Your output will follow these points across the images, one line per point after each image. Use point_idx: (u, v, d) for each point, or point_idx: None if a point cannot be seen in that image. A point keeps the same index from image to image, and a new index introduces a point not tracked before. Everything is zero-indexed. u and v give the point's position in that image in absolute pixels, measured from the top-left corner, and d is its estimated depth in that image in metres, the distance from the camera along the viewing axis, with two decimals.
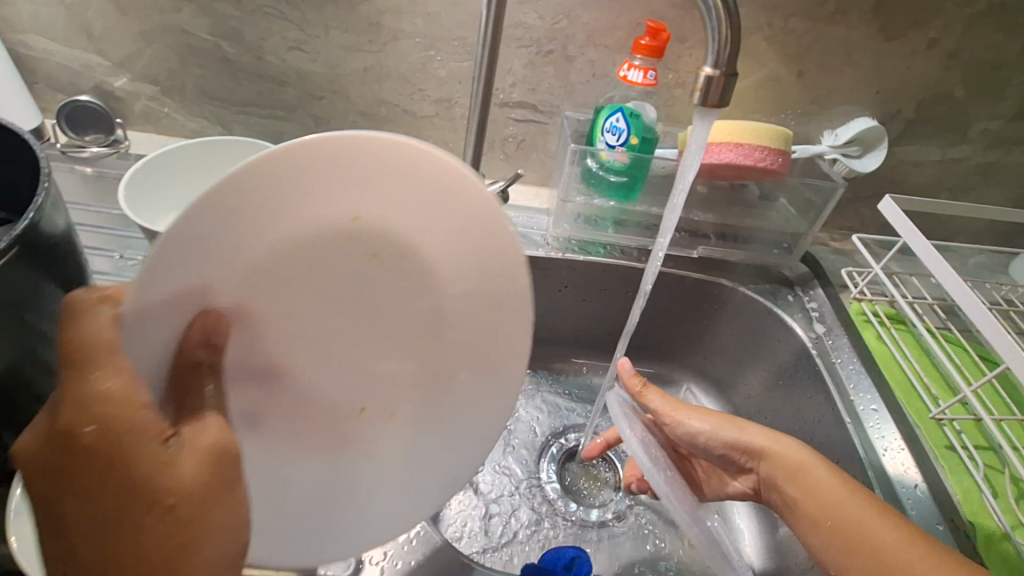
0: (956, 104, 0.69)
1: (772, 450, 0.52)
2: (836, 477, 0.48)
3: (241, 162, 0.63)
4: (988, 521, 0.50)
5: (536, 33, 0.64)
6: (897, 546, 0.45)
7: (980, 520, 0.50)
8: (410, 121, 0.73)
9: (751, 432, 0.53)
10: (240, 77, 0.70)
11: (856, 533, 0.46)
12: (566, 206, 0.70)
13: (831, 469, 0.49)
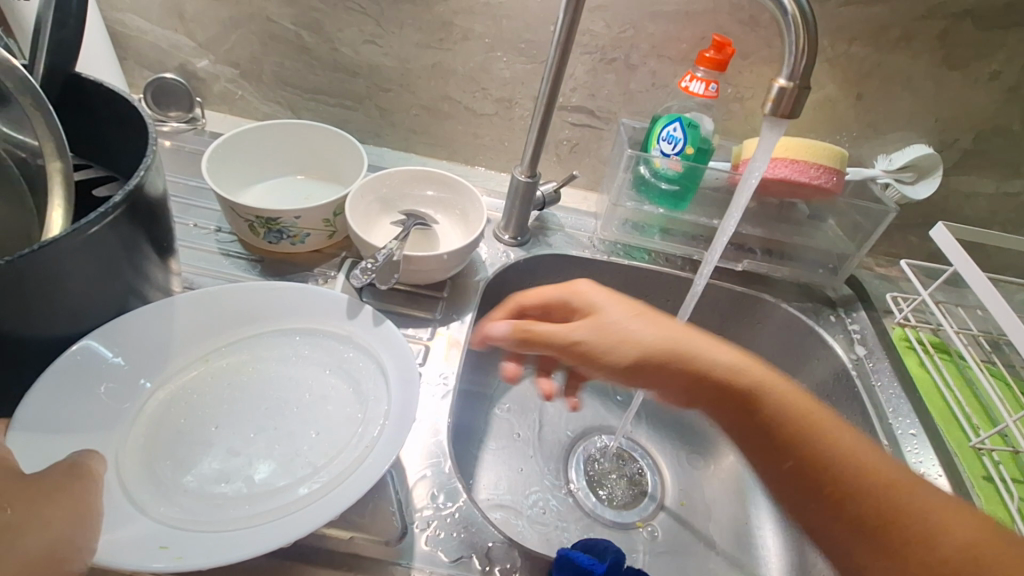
0: (1017, 137, 0.69)
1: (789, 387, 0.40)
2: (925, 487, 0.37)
3: (312, 145, 0.67)
4: None
5: (602, 41, 0.66)
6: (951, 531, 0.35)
7: None
8: (470, 118, 0.76)
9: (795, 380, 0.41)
10: (315, 66, 0.73)
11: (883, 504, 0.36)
12: (615, 210, 0.72)
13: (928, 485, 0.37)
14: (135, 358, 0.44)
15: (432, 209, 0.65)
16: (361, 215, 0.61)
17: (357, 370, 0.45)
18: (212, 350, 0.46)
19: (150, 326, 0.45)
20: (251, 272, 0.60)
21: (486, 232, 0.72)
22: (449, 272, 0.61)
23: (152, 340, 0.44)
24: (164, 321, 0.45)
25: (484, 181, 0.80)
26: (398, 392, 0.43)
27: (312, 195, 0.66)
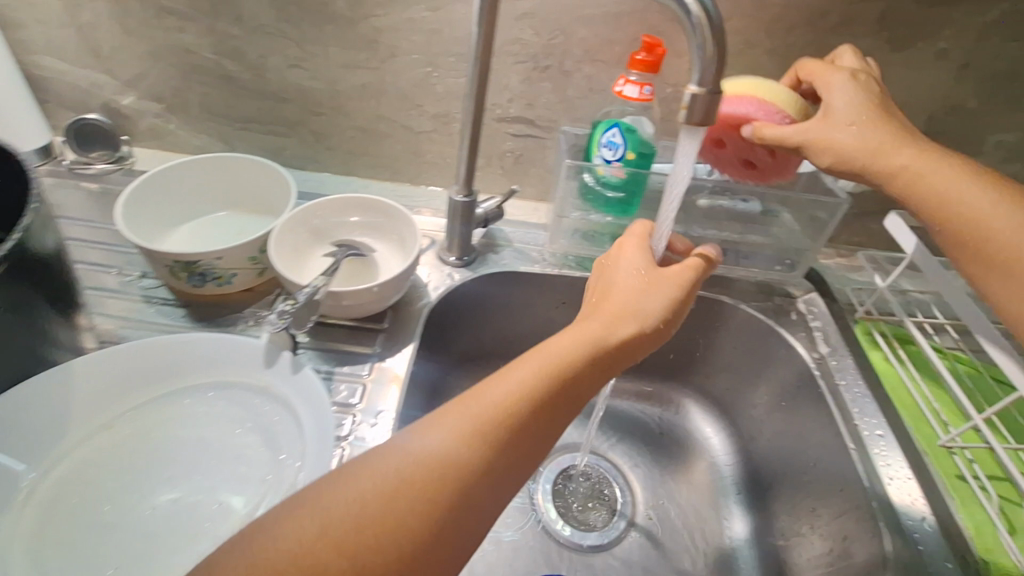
0: (970, 117, 0.66)
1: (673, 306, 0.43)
2: None
3: (240, 179, 0.64)
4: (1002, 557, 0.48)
5: (533, 49, 0.64)
6: None
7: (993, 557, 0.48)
8: (408, 136, 0.73)
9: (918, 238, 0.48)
10: (242, 95, 0.71)
11: None
12: (562, 221, 0.69)
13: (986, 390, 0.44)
14: (24, 444, 0.40)
15: (368, 236, 0.62)
16: (288, 249, 0.57)
17: (272, 424, 0.43)
18: (117, 418, 0.43)
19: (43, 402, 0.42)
20: (179, 319, 0.58)
21: (430, 254, 0.69)
22: (386, 303, 0.58)
23: (46, 416, 0.41)
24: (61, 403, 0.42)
25: (430, 199, 0.77)
26: (311, 447, 0.40)
27: (243, 231, 0.63)
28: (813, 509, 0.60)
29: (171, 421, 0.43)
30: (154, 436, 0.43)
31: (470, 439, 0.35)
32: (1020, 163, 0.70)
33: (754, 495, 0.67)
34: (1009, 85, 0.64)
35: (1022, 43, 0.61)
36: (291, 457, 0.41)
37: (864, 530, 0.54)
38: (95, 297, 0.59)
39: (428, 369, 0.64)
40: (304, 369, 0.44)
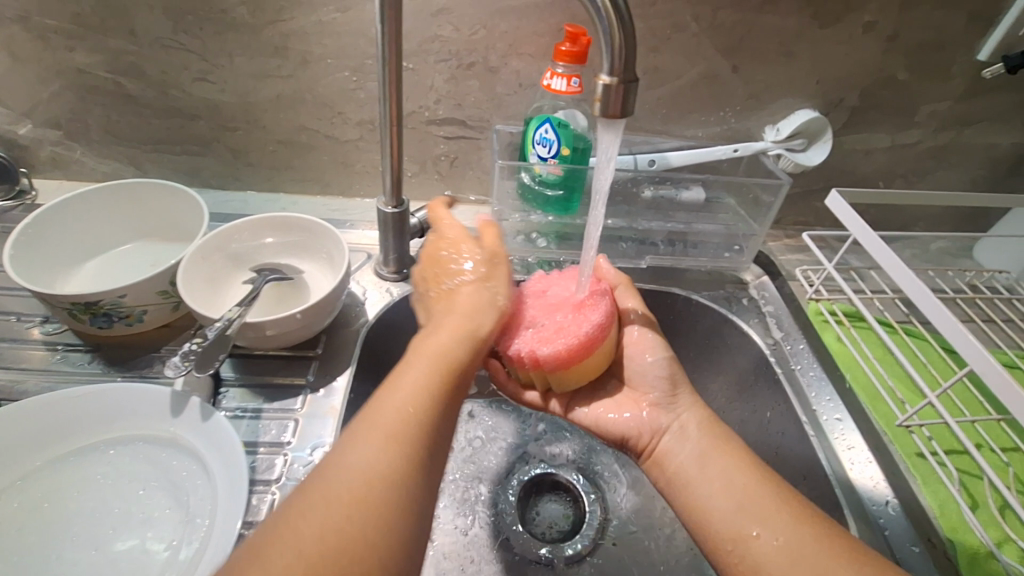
0: (901, 88, 0.66)
1: (741, 483, 0.42)
2: (758, 467, 0.43)
3: (150, 207, 0.60)
4: (970, 537, 0.47)
5: (455, 45, 0.61)
6: None
7: (960, 536, 0.47)
8: (334, 146, 0.69)
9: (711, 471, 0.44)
10: (147, 115, 0.65)
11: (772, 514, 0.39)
12: (503, 225, 0.66)
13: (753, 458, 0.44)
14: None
15: (294, 257, 0.58)
16: (204, 281, 0.53)
17: (183, 480, 0.39)
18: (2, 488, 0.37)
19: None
20: (87, 365, 0.52)
21: (366, 270, 0.65)
22: (316, 329, 0.54)
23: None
24: None
25: (364, 211, 0.73)
26: (225, 501, 0.36)
27: (158, 262, 0.58)
28: None
29: (69, 489, 0.38)
30: (48, 506, 0.37)
31: (432, 389, 0.37)
32: (954, 131, 0.70)
33: None
34: (937, 54, 0.63)
35: (945, 10, 0.60)
36: (202, 513, 0.37)
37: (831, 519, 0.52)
38: None
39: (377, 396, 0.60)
40: (214, 414, 0.40)
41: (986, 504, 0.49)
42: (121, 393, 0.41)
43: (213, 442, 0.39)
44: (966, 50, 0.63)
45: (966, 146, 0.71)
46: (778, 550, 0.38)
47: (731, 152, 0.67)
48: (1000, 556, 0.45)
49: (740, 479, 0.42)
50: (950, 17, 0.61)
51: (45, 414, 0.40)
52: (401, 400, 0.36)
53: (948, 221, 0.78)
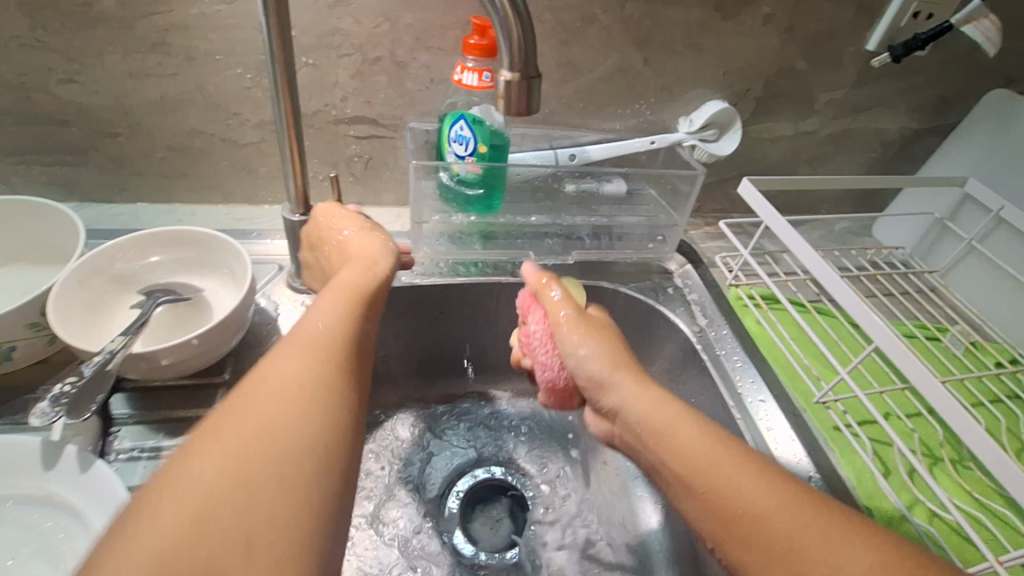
0: (800, 78, 0.69)
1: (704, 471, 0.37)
2: (737, 465, 0.37)
3: (14, 227, 0.53)
4: (884, 502, 0.50)
5: (358, 39, 0.57)
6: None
7: (876, 503, 0.50)
8: (233, 151, 0.63)
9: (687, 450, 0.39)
10: (2, 121, 0.57)
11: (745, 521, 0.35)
12: (423, 227, 0.63)
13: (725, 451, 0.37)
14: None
15: (189, 275, 0.53)
16: (83, 308, 0.47)
17: (59, 545, 0.34)
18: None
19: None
20: None
21: (278, 284, 0.60)
22: (222, 353, 0.49)
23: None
24: None
25: (274, 220, 0.68)
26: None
27: (30, 289, 0.51)
28: None
29: None
30: None
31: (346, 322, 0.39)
32: (849, 118, 0.74)
33: None
34: (829, 45, 0.67)
35: (834, 3, 0.63)
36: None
37: None
38: None
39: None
40: (95, 464, 0.35)
41: (896, 469, 0.52)
42: None
43: (95, 502, 0.34)
44: (855, 41, 0.67)
45: (861, 131, 0.75)
46: (761, 550, 0.34)
47: (649, 144, 0.67)
48: (910, 518, 0.48)
49: (714, 443, 0.38)
50: (838, 9, 0.64)
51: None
52: (314, 327, 0.37)
53: (849, 202, 0.83)
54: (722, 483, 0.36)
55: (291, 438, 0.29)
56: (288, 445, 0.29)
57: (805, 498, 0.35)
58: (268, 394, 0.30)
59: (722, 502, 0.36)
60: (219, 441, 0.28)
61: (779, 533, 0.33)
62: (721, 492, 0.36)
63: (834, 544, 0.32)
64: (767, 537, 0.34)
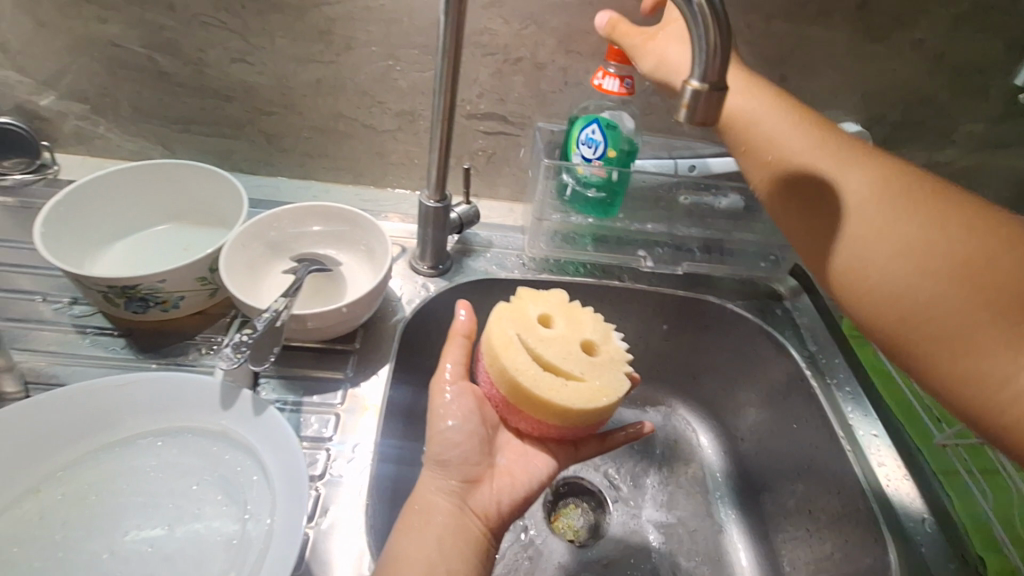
0: (942, 108, 0.66)
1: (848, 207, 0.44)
2: (894, 212, 0.42)
3: (182, 189, 0.58)
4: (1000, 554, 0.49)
5: (504, 39, 0.59)
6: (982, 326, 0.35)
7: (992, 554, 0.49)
8: (371, 136, 0.67)
9: (881, 249, 0.41)
10: (180, 93, 0.63)
11: (931, 325, 0.38)
12: (542, 224, 0.66)
13: (879, 210, 0.42)
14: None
15: (332, 247, 0.57)
16: (246, 269, 0.52)
17: (237, 477, 0.37)
18: (44, 479, 0.36)
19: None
20: (119, 350, 0.51)
21: (401, 264, 0.64)
22: (358, 323, 0.53)
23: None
24: None
25: (397, 203, 0.72)
26: (285, 503, 0.35)
27: (190, 245, 0.57)
28: (810, 513, 0.60)
29: (111, 480, 0.37)
30: (90, 495, 0.36)
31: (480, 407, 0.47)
32: (989, 153, 0.70)
33: (747, 496, 0.67)
34: (979, 75, 0.64)
35: (993, 32, 0.60)
36: (262, 512, 0.36)
37: (865, 533, 0.54)
38: (15, 330, 0.51)
39: (421, 392, 0.59)
40: (269, 410, 0.39)
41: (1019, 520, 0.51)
42: (157, 380, 0.39)
43: (270, 444, 0.38)
44: (1009, 73, 0.64)
45: (1000, 167, 0.71)
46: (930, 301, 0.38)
47: None
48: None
49: (910, 266, 0.40)
50: (995, 40, 0.61)
51: (90, 403, 0.38)
52: (451, 438, 0.45)
53: None
54: (937, 330, 0.38)
55: (418, 551, 0.40)
56: (420, 558, 0.39)
57: (1001, 311, 0.35)
58: (428, 486, 0.44)
59: (932, 370, 0.38)
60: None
61: (1022, 411, 0.33)
62: (920, 334, 0.38)
63: (1012, 353, 0.34)
64: (967, 377, 0.35)
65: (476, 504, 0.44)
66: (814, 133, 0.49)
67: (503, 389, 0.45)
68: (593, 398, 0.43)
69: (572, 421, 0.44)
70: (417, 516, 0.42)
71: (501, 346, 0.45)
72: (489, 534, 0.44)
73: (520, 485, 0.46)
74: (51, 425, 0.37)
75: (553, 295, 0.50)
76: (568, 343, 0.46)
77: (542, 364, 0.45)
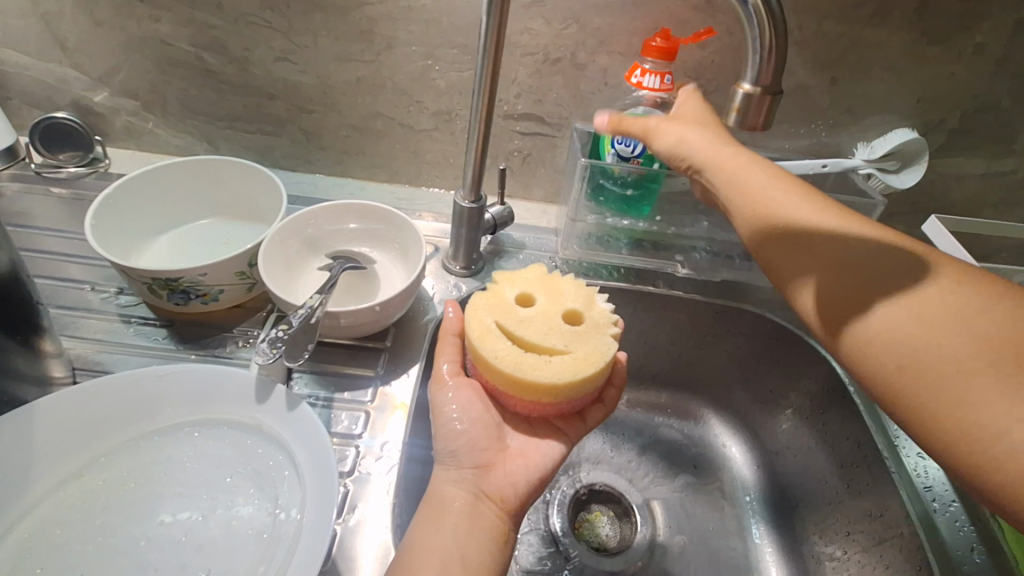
0: (1008, 114, 0.62)
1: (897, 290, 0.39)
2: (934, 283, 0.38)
3: (224, 185, 0.60)
4: None
5: (544, 39, 0.59)
6: (998, 407, 0.33)
7: None
8: (408, 135, 0.68)
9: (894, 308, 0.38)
10: (226, 91, 0.65)
11: (930, 370, 0.36)
12: (576, 225, 0.65)
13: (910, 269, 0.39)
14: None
15: (367, 246, 0.58)
16: (283, 266, 0.53)
17: (268, 470, 0.38)
18: (83, 465, 0.37)
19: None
20: (161, 340, 0.52)
21: (434, 264, 0.64)
22: (390, 322, 0.53)
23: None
24: (13, 451, 0.35)
25: (431, 202, 0.72)
26: (316, 500, 0.36)
27: (230, 240, 0.58)
28: (848, 535, 0.57)
29: (149, 468, 0.37)
30: (129, 482, 0.37)
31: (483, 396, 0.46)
32: None
33: (780, 512, 0.64)
34: None
35: None
36: (292, 506, 0.36)
37: (909, 560, 0.51)
38: (67, 317, 0.53)
39: None
40: (302, 404, 0.39)
41: None
42: (195, 373, 0.40)
43: (302, 440, 0.38)
44: None
45: None
46: (960, 370, 0.35)
47: (820, 168, 0.63)
48: None
49: (944, 300, 0.37)
50: None
51: (130, 392, 0.39)
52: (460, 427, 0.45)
53: None
54: (929, 368, 0.36)
55: (433, 540, 0.39)
56: (434, 546, 0.39)
57: (1006, 356, 0.34)
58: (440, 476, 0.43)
59: (921, 405, 0.36)
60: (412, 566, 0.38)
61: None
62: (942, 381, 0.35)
63: (1012, 400, 0.33)
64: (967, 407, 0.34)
65: (491, 489, 0.43)
66: (795, 189, 0.47)
67: (490, 378, 0.44)
68: (580, 369, 0.42)
69: (565, 396, 0.42)
70: (433, 502, 0.41)
71: (480, 336, 0.44)
72: (508, 517, 0.42)
73: (537, 467, 0.45)
74: (94, 412, 0.38)
75: (531, 272, 0.49)
76: (547, 318, 0.45)
77: (521, 345, 0.43)
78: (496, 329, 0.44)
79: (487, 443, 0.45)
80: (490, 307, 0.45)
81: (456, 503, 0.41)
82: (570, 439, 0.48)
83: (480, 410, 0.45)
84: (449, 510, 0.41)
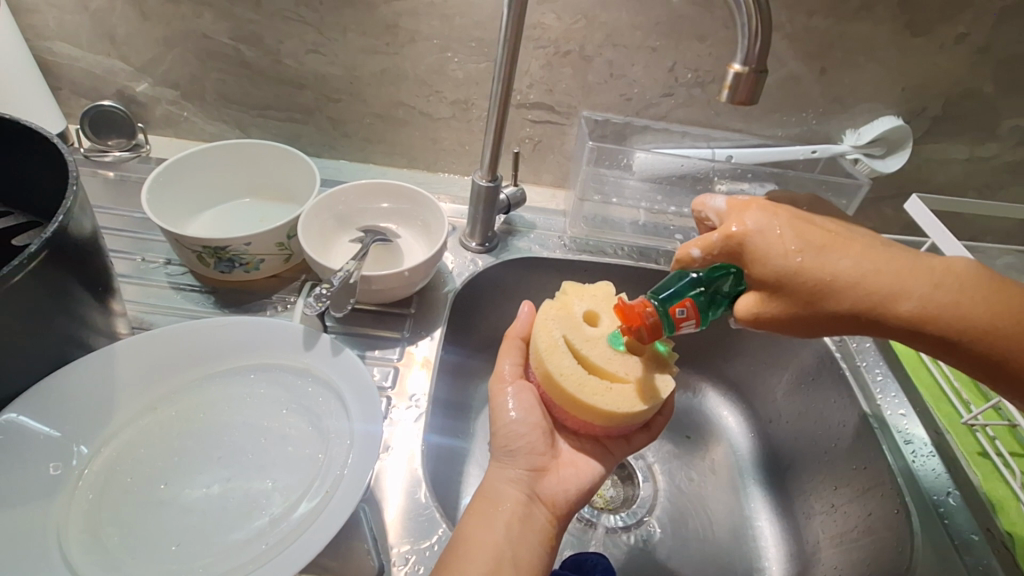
0: (986, 101, 0.67)
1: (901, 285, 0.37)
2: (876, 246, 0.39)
3: (260, 167, 0.65)
4: None
5: (554, 33, 0.64)
6: None
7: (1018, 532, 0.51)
8: (427, 123, 0.73)
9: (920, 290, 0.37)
10: (260, 81, 0.70)
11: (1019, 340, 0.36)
12: (583, 205, 0.70)
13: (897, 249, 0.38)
14: (71, 423, 0.40)
15: (393, 222, 0.63)
16: (318, 238, 0.58)
17: (318, 405, 0.44)
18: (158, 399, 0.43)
19: (78, 388, 0.41)
20: (206, 304, 0.58)
21: (452, 241, 0.69)
22: (413, 291, 0.58)
23: (87, 400, 0.41)
24: (106, 385, 0.42)
25: (447, 186, 0.77)
26: (359, 427, 0.41)
27: (266, 217, 0.63)
28: (837, 489, 0.62)
29: (215, 402, 0.44)
30: (199, 413, 0.43)
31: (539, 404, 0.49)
32: None
33: (775, 474, 0.69)
34: None
35: None
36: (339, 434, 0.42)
37: (888, 504, 0.56)
38: (122, 284, 0.58)
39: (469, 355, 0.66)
40: (345, 350, 0.45)
41: None
42: (254, 325, 0.46)
43: (347, 381, 0.44)
44: None
45: None
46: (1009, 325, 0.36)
47: (809, 153, 0.70)
48: None
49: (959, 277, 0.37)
50: None
51: (194, 341, 0.45)
52: (518, 429, 0.48)
53: (1017, 236, 0.78)
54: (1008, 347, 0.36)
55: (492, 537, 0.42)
56: (491, 540, 0.42)
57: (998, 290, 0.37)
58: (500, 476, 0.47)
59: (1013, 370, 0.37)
60: (468, 555, 0.41)
61: None
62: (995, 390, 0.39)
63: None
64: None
65: (544, 493, 0.47)
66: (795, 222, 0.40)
67: (549, 390, 0.48)
68: (635, 403, 0.46)
69: (616, 421, 0.46)
70: (488, 498, 0.45)
71: (551, 351, 0.48)
72: (556, 521, 0.46)
73: (586, 478, 0.49)
74: (169, 355, 0.44)
75: (599, 290, 0.53)
76: (615, 343, 0.49)
77: (587, 365, 0.47)
78: (563, 351, 0.48)
79: (541, 449, 0.48)
80: (556, 328, 0.49)
81: (512, 502, 0.45)
82: (614, 455, 0.52)
83: (538, 418, 0.49)
84: (508, 512, 0.44)
